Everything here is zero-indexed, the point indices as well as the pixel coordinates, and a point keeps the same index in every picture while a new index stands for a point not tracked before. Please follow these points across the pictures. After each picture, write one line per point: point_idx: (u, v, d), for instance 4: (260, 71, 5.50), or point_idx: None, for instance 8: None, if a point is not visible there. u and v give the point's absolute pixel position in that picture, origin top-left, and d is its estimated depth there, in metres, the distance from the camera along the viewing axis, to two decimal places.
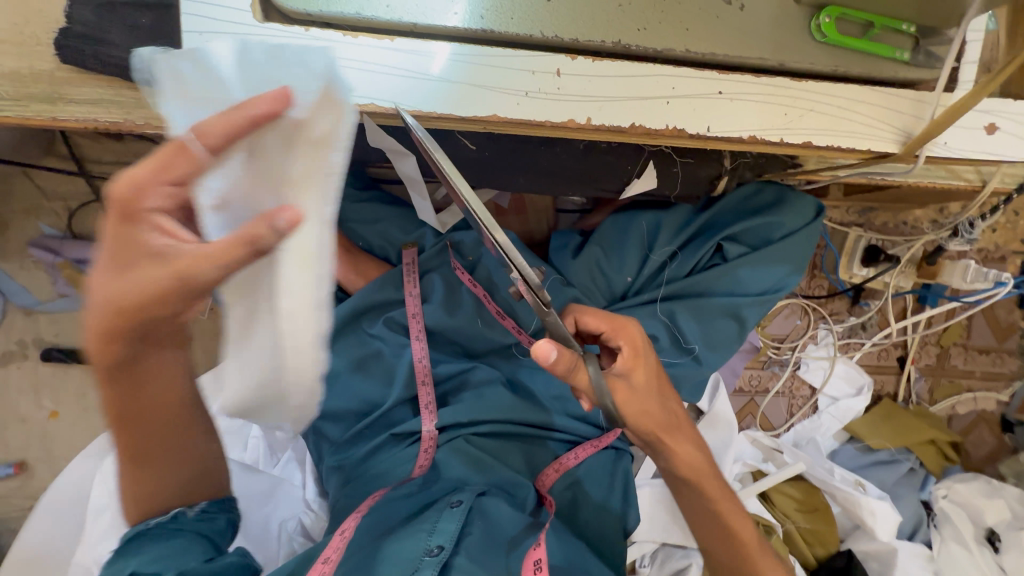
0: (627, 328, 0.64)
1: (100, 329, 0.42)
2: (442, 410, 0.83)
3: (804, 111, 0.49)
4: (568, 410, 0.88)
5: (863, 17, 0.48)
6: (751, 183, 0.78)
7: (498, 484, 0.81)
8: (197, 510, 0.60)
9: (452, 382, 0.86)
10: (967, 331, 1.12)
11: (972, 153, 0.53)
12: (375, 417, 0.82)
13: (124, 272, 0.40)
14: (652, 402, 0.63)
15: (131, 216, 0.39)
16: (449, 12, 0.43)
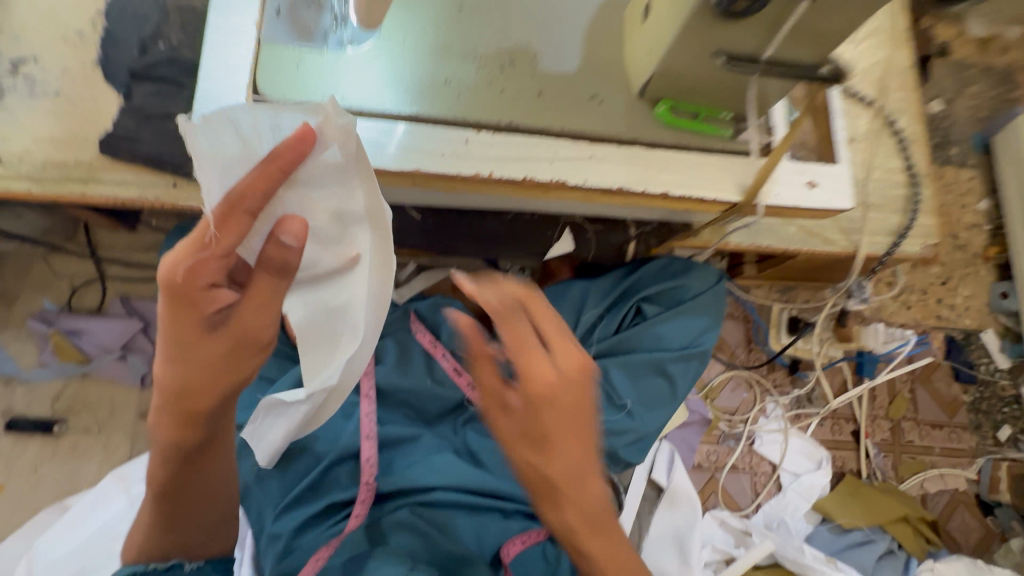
0: (541, 374, 0.43)
1: (174, 418, 0.50)
2: (392, 475, 0.85)
3: (660, 169, 0.65)
4: (519, 476, 0.88)
5: (691, 108, 0.65)
6: (664, 255, 0.90)
7: (444, 559, 0.77)
8: (194, 564, 0.59)
9: (401, 445, 0.88)
10: (913, 405, 1.16)
11: (801, 202, 0.67)
12: (319, 479, 0.83)
13: (184, 353, 0.48)
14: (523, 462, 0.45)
15: (188, 299, 0.46)
16: (386, 102, 0.61)
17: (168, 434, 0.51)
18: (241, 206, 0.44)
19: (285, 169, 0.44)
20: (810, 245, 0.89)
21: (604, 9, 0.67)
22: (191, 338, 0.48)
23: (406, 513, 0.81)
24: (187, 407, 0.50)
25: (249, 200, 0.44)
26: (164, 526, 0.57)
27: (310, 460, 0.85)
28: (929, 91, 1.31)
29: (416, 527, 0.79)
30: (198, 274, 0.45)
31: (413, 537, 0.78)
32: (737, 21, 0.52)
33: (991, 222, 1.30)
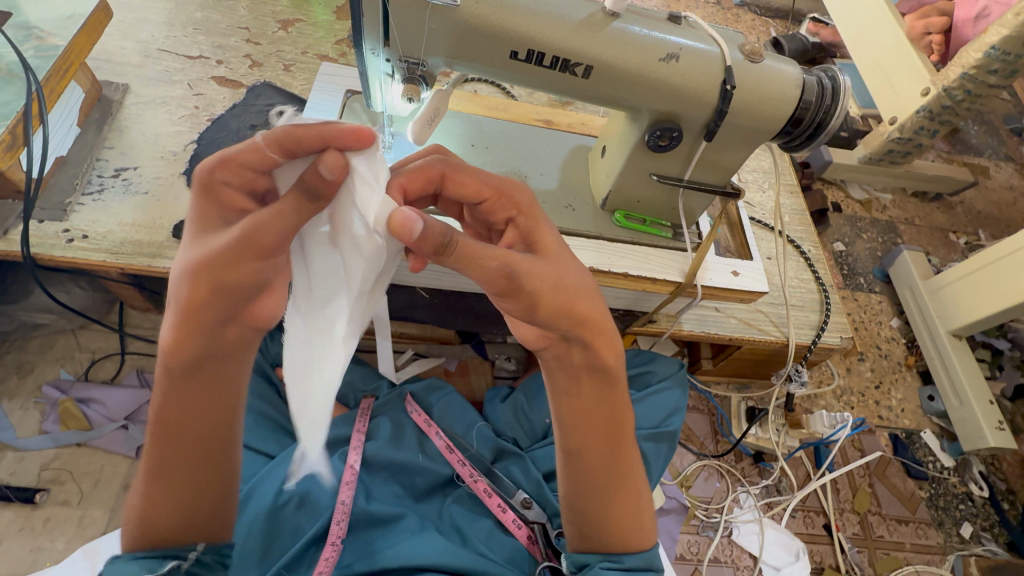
0: (523, 189, 0.67)
1: (179, 327, 0.58)
2: (372, 555, 0.79)
3: (620, 257, 0.86)
4: (505, 554, 0.84)
5: (641, 216, 0.89)
6: (630, 348, 1.06)
7: None
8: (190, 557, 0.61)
9: (383, 524, 0.84)
10: (876, 499, 1.23)
11: (729, 285, 0.87)
12: (292, 556, 0.77)
13: (203, 237, 0.56)
14: (566, 267, 0.61)
15: (209, 190, 0.55)
16: None
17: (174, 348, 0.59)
18: (277, 138, 0.52)
19: (329, 141, 0.52)
20: (749, 334, 1.07)
21: (574, 153, 0.95)
22: (209, 230, 0.56)
23: None
24: (189, 307, 0.56)
25: (291, 140, 0.52)
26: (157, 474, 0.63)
27: (291, 535, 0.81)
28: (831, 235, 1.64)
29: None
30: (219, 170, 0.53)
31: None
32: (662, 154, 0.78)
33: (906, 338, 1.50)
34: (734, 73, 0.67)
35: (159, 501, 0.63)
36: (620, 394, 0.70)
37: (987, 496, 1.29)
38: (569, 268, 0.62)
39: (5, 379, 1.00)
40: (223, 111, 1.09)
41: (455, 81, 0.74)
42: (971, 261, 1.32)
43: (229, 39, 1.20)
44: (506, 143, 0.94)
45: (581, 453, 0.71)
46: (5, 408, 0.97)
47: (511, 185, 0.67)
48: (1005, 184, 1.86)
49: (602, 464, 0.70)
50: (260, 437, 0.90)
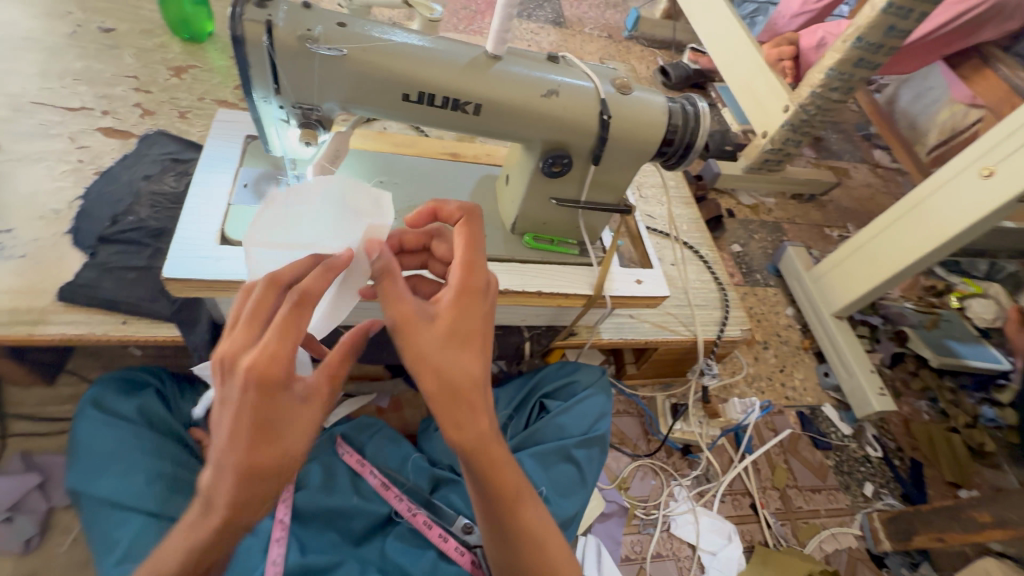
0: (482, 263, 0.59)
1: (234, 418, 0.46)
2: None
3: (532, 276, 0.91)
4: None
5: (549, 236, 0.94)
6: (556, 362, 1.12)
7: None
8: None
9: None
10: (792, 473, 1.35)
11: (634, 293, 0.95)
12: None
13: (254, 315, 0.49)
14: (440, 357, 0.54)
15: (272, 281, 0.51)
16: None
17: (244, 451, 0.46)
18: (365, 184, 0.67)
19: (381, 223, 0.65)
20: (662, 336, 1.16)
21: (482, 183, 1.00)
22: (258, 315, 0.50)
23: None
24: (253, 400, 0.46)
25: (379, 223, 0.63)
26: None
27: None
28: (729, 238, 1.81)
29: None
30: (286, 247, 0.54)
31: None
32: (559, 180, 0.84)
33: (801, 324, 1.68)
34: (609, 104, 0.75)
35: None
36: (491, 468, 0.57)
37: (881, 456, 1.45)
38: (442, 357, 0.54)
39: None
40: (113, 163, 1.03)
41: (356, 123, 0.76)
42: (840, 250, 1.52)
43: (115, 89, 1.15)
44: (415, 177, 0.97)
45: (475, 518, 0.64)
46: None
47: (481, 264, 0.59)
48: (863, 183, 2.16)
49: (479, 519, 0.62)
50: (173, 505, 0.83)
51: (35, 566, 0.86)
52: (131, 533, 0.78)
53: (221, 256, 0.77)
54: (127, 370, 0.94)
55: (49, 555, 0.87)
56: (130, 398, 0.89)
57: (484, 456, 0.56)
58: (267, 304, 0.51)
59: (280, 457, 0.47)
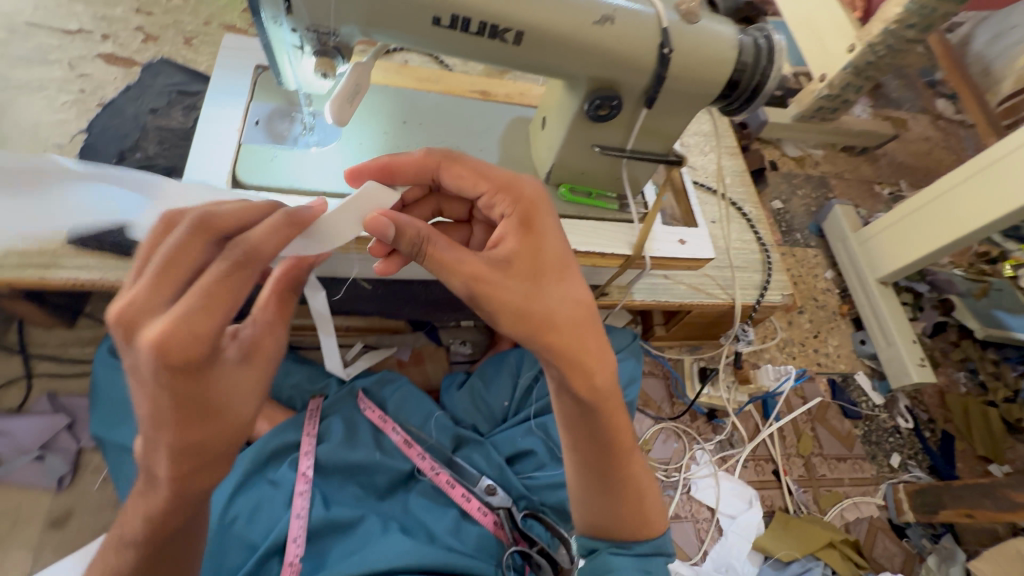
0: (530, 184, 0.65)
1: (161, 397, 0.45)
2: (334, 565, 0.76)
3: (566, 233, 0.84)
4: (473, 543, 0.83)
5: (586, 189, 0.86)
6: (585, 323, 1.06)
7: None
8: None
9: (342, 531, 0.81)
10: (818, 441, 1.32)
11: (676, 254, 0.87)
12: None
13: (165, 281, 0.44)
14: (547, 296, 0.61)
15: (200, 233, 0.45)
16: (332, 181, 0.75)
17: (173, 426, 0.46)
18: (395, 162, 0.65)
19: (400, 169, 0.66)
20: (698, 298, 1.09)
21: (513, 126, 0.91)
22: (180, 276, 0.45)
23: None
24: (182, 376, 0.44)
25: (396, 168, 0.65)
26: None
27: (243, 551, 0.76)
28: (770, 194, 1.69)
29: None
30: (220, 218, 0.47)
31: None
32: (604, 124, 0.75)
33: (840, 288, 1.59)
34: (671, 35, 0.65)
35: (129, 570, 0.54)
36: (612, 412, 0.67)
37: (912, 427, 1.41)
38: (547, 297, 0.60)
39: None
40: (116, 94, 0.96)
41: (377, 51, 0.67)
42: (895, 211, 1.40)
43: (114, 10, 1.04)
44: (441, 118, 0.87)
45: (577, 453, 0.71)
46: None
47: (522, 180, 0.66)
48: (922, 136, 1.97)
49: (593, 473, 0.71)
50: None
51: (68, 503, 0.88)
52: None
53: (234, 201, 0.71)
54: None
55: (80, 492, 0.89)
56: None
57: (595, 396, 0.64)
58: (184, 260, 0.45)
59: (214, 426, 0.48)
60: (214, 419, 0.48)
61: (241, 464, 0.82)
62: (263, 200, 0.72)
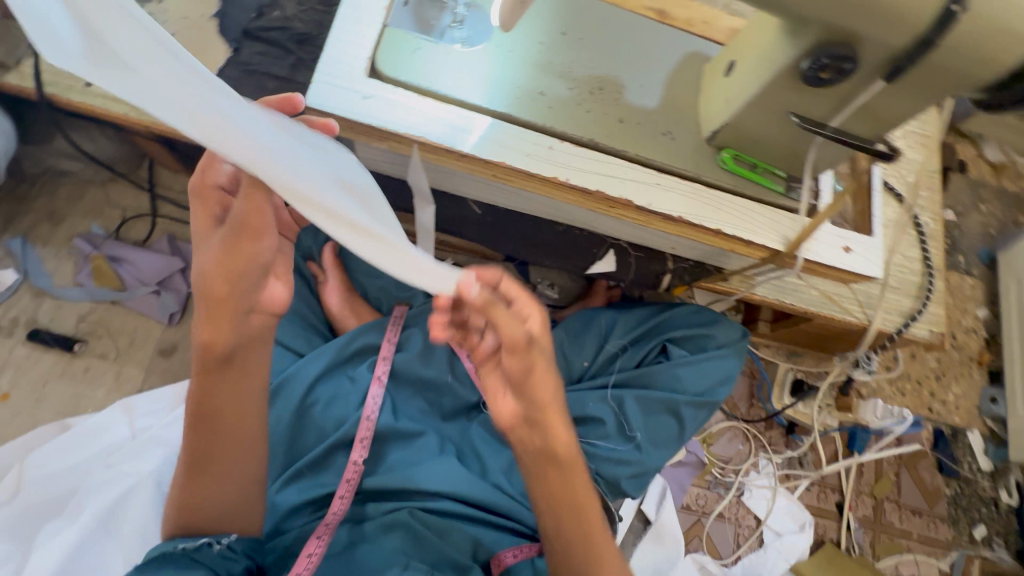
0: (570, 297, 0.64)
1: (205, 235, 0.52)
2: (393, 471, 0.80)
3: (715, 209, 0.71)
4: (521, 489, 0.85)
5: (752, 159, 0.72)
6: (691, 303, 0.95)
7: (440, 564, 0.73)
8: (224, 544, 0.60)
9: (404, 441, 0.83)
10: (897, 488, 1.20)
11: (835, 262, 0.73)
12: (314, 458, 0.76)
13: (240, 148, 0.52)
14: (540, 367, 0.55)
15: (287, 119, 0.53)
16: (472, 94, 0.67)
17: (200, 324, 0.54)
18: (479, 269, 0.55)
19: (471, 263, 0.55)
20: (828, 310, 0.95)
21: (685, 62, 0.75)
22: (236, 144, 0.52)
23: (405, 513, 0.75)
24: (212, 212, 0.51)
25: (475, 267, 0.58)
26: (189, 458, 0.59)
27: (315, 436, 0.79)
28: (944, 201, 1.40)
29: (415, 529, 0.74)
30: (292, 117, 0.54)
31: (408, 541, 0.74)
32: (815, 89, 0.59)
33: (988, 332, 1.35)
34: None
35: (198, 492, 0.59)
36: (574, 477, 0.61)
37: (1013, 505, 1.24)
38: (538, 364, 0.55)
39: (36, 224, 0.96)
40: None
41: None
42: None
43: None
44: (605, 38, 0.74)
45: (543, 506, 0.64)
46: (39, 253, 0.95)
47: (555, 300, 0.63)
48: None
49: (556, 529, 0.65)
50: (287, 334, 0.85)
51: (173, 338, 0.96)
52: None
53: (369, 92, 0.64)
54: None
55: (184, 332, 0.97)
56: None
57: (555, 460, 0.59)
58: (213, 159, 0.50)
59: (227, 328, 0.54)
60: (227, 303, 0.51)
61: (326, 354, 0.84)
62: (398, 100, 0.65)
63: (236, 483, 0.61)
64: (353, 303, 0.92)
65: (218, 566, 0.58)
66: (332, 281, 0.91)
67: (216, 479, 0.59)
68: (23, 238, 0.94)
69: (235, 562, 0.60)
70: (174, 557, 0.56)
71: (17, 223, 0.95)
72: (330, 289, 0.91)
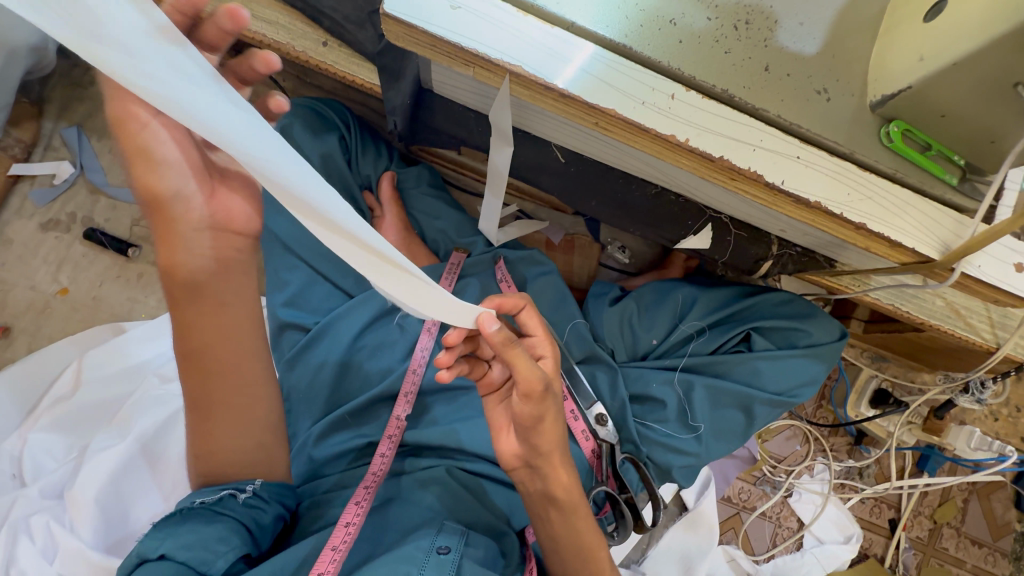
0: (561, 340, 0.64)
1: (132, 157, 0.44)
2: (433, 427, 0.74)
3: (864, 197, 0.57)
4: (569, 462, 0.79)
5: (925, 138, 0.57)
6: (786, 291, 0.82)
7: (478, 526, 0.69)
8: (248, 492, 0.59)
9: (445, 397, 0.78)
10: (962, 515, 1.10)
11: (1002, 283, 0.59)
12: (358, 404, 0.73)
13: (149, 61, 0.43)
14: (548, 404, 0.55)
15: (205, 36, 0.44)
16: (585, 17, 0.53)
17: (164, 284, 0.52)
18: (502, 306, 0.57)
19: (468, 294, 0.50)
20: (951, 325, 0.81)
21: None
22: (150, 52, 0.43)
23: (442, 471, 0.71)
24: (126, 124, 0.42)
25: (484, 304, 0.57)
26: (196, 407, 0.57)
27: (359, 382, 0.76)
28: None
29: (452, 490, 0.70)
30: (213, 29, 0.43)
31: (447, 499, 0.69)
32: None
33: None
34: None
35: (217, 443, 0.59)
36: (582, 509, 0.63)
37: None
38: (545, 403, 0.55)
39: (91, 114, 0.91)
40: None
41: None
42: None
43: None
44: None
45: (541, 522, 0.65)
46: (95, 147, 0.91)
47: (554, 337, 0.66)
48: None
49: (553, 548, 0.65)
50: (338, 270, 0.80)
51: None
52: (300, 281, 0.79)
53: (458, 3, 0.52)
54: (312, 103, 0.81)
55: None
56: (311, 141, 0.79)
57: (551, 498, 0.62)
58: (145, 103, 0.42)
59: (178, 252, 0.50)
60: (173, 207, 0.46)
61: (375, 299, 0.77)
62: (492, 17, 0.52)
63: (252, 425, 0.60)
64: (410, 245, 0.84)
65: (246, 516, 0.58)
66: (389, 218, 0.83)
67: (225, 418, 0.58)
68: (79, 129, 0.90)
69: (262, 512, 0.60)
70: (194, 512, 0.56)
71: (73, 111, 0.90)
72: (386, 227, 0.83)
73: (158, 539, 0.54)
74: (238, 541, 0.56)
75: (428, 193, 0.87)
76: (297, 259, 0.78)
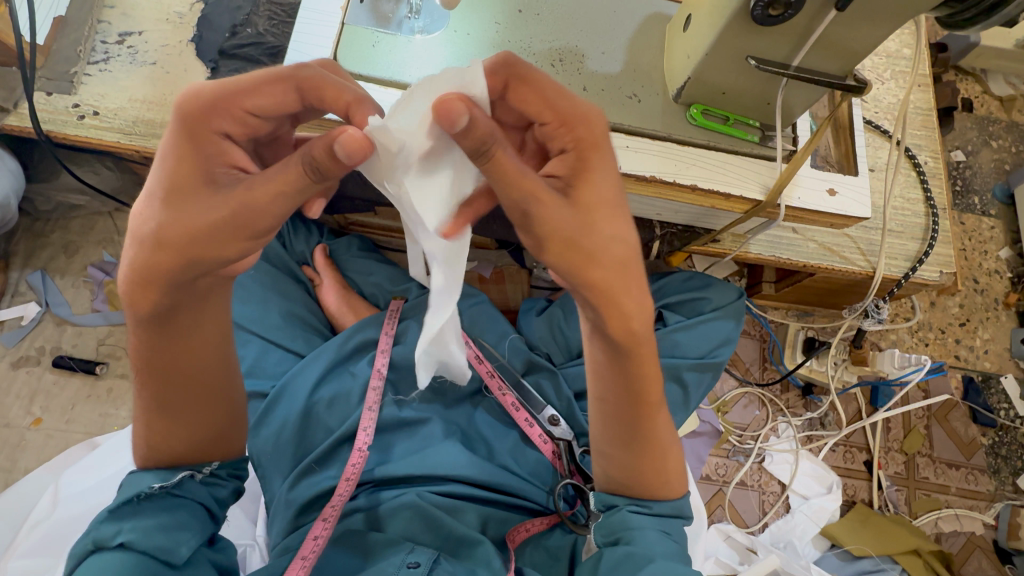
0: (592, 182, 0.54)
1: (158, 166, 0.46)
2: (397, 461, 0.81)
3: (690, 164, 0.71)
4: (525, 469, 0.85)
5: (722, 112, 0.71)
6: (684, 271, 0.95)
7: (448, 543, 0.74)
8: (205, 471, 0.63)
9: (404, 431, 0.84)
10: (929, 441, 1.15)
11: (822, 207, 0.72)
12: (319, 453, 0.78)
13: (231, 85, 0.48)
14: (595, 234, 0.50)
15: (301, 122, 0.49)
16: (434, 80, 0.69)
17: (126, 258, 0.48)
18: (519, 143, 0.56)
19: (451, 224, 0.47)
20: (829, 261, 0.92)
21: (648, 23, 0.75)
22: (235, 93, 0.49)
23: (411, 496, 0.76)
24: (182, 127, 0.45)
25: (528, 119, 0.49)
26: (151, 404, 0.60)
27: (322, 433, 0.82)
28: (952, 141, 1.33)
29: (424, 512, 0.74)
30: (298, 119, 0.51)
31: (415, 522, 0.74)
32: (770, 29, 0.59)
33: (1014, 272, 1.26)
34: None
35: (174, 441, 0.61)
36: (641, 361, 0.60)
37: None
38: (596, 231, 0.50)
39: (54, 257, 1.02)
40: None
41: None
42: None
43: None
44: (566, 9, 0.74)
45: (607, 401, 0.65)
46: (58, 284, 1.01)
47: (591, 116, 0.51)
48: None
49: (617, 427, 0.65)
50: (288, 336, 0.90)
51: None
52: (255, 351, 0.88)
53: None
54: None
55: None
56: None
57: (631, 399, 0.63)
58: None
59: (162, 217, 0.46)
60: (155, 232, 0.46)
61: (325, 354, 0.87)
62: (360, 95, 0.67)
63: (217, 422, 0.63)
64: (351, 302, 0.95)
65: (204, 495, 0.62)
66: (327, 281, 0.96)
67: (208, 406, 0.62)
68: (42, 273, 1.00)
69: (220, 488, 0.64)
70: (151, 497, 0.58)
71: (37, 257, 1.01)
72: (327, 289, 0.96)
73: (116, 526, 0.55)
74: (199, 526, 0.59)
75: (360, 255, 0.99)
76: (249, 334, 0.88)
